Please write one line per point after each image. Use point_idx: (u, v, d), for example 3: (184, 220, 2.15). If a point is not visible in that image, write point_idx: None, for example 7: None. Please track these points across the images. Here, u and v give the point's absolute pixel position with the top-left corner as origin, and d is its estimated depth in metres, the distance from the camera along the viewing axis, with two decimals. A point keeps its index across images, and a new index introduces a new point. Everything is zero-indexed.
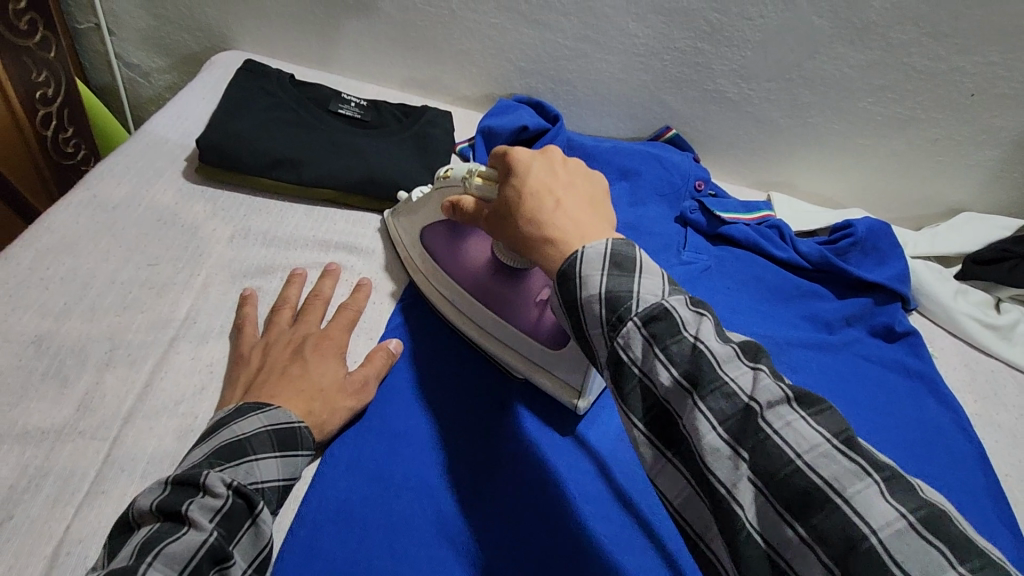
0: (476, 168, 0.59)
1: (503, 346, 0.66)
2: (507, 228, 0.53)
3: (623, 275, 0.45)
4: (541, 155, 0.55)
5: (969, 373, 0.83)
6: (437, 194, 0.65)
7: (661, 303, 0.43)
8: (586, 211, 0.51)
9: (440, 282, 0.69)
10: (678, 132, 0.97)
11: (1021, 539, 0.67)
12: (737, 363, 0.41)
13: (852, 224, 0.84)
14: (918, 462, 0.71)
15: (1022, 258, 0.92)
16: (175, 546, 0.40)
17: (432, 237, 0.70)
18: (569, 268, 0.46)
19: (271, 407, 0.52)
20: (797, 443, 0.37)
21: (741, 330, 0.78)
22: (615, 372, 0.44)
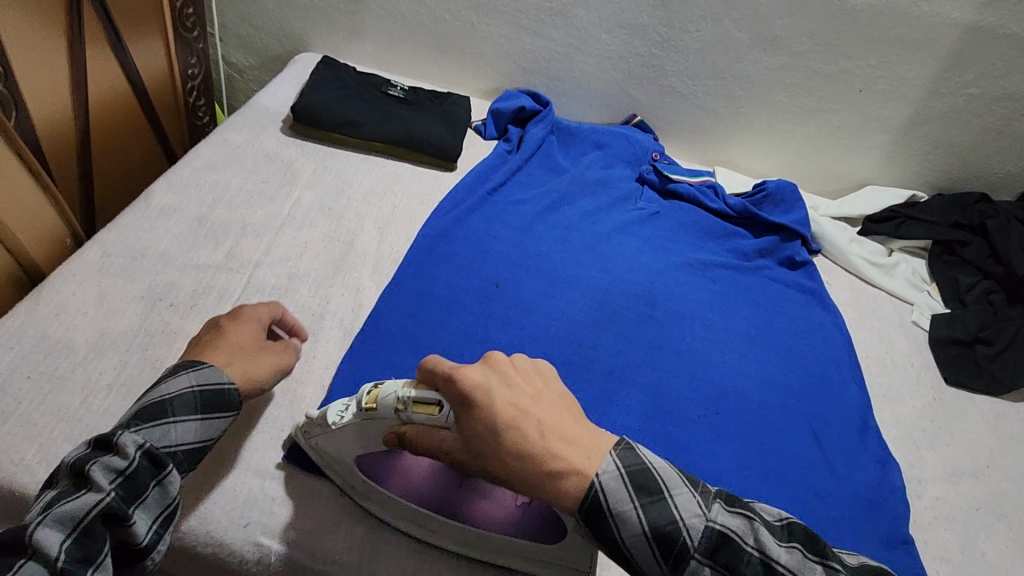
0: (406, 396, 0.59)
1: (493, 554, 0.64)
2: (491, 462, 0.55)
3: (654, 500, 0.52)
4: (491, 370, 0.58)
5: (854, 295, 1.10)
6: (363, 424, 0.62)
7: (710, 523, 0.51)
8: (561, 416, 0.56)
9: (394, 508, 0.65)
10: (642, 118, 1.26)
11: (865, 392, 0.92)
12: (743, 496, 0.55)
13: (765, 184, 1.14)
14: (798, 341, 0.97)
15: (907, 218, 1.19)
16: (74, 505, 0.51)
17: (370, 463, 0.67)
18: (595, 503, 0.51)
19: (204, 367, 0.64)
20: (816, 545, 0.52)
21: (676, 253, 1.06)
22: (664, 544, 0.50)
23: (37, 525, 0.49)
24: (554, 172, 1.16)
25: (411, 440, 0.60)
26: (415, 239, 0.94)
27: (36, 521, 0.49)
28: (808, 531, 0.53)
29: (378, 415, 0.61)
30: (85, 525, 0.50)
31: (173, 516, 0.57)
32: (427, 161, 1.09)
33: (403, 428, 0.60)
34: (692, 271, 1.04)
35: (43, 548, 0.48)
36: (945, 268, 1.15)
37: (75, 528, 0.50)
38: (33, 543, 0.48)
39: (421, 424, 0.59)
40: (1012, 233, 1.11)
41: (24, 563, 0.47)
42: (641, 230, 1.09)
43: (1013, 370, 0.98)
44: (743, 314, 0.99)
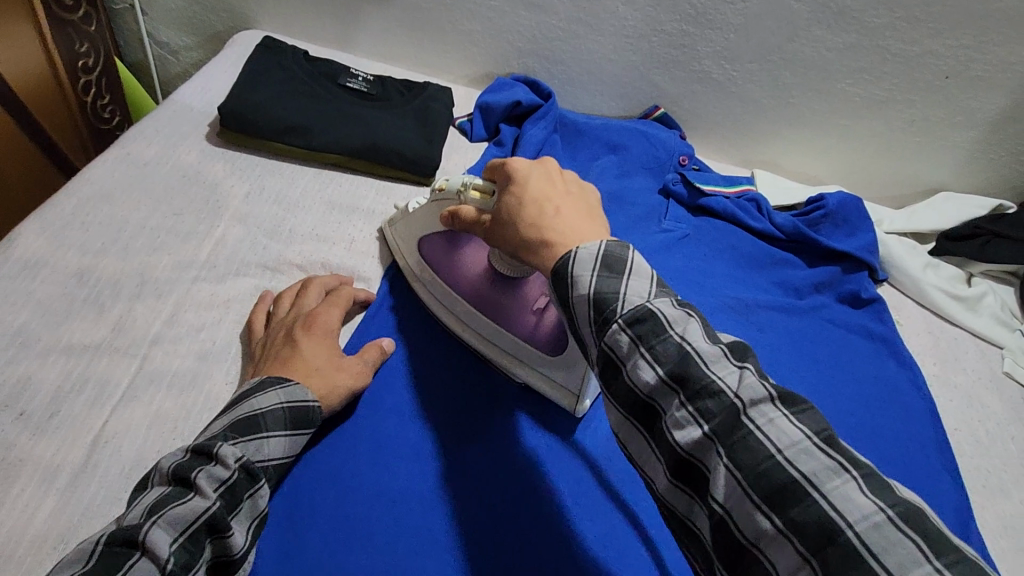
0: (471, 181, 0.61)
1: (503, 354, 0.68)
2: (503, 239, 0.53)
3: (611, 277, 0.45)
4: (539, 168, 0.55)
5: (932, 339, 0.88)
6: (434, 204, 0.68)
7: (646, 303, 0.43)
8: (581, 214, 0.51)
9: (439, 291, 0.71)
10: (666, 111, 1.03)
11: (961, 484, 0.71)
12: (772, 408, 0.38)
13: (824, 198, 0.91)
14: (871, 414, 0.76)
15: (993, 235, 0.96)
16: (180, 510, 0.45)
17: (431, 249, 0.71)
18: (594, 311, 0.44)
19: (289, 381, 0.56)
20: (848, 511, 0.34)
21: (711, 292, 0.85)
22: (639, 411, 0.43)
23: (150, 524, 0.43)
24: None
25: (463, 217, 0.59)
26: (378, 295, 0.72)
27: (148, 521, 0.43)
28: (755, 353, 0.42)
29: (446, 197, 0.65)
30: (191, 533, 0.44)
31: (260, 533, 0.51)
32: (396, 175, 0.85)
33: (464, 206, 0.60)
34: (731, 321, 0.83)
35: (153, 551, 0.42)
36: None
37: (184, 532, 0.44)
38: (143, 546, 0.42)
39: (476, 206, 0.60)
40: None
41: (131, 565, 0.41)
42: (667, 264, 0.87)
43: None
44: (797, 378, 0.79)
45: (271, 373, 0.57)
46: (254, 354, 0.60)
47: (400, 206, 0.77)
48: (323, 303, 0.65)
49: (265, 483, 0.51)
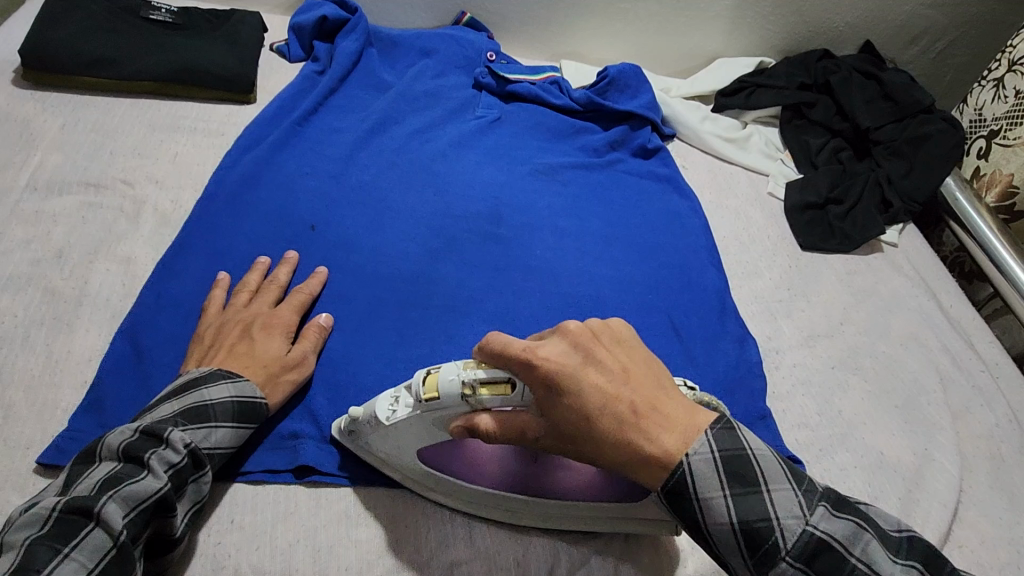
0: (475, 380, 0.50)
1: (573, 526, 0.60)
2: (581, 446, 0.49)
3: (740, 493, 0.48)
4: (571, 346, 0.49)
5: (710, 176, 1.06)
6: (422, 416, 0.54)
7: (790, 523, 0.47)
8: (684, 408, 0.50)
9: (460, 494, 0.59)
10: (473, 16, 1.12)
11: (723, 273, 0.89)
12: (902, 570, 0.46)
13: (606, 70, 1.05)
14: (656, 235, 0.92)
15: (755, 86, 1.15)
16: (133, 487, 0.48)
17: (436, 456, 0.58)
18: (679, 486, 0.48)
19: (241, 378, 0.60)
20: (820, 518, 0.47)
21: (523, 160, 0.97)
22: (695, 511, 0.48)
23: (105, 499, 0.47)
24: (376, 91, 1.01)
25: (484, 429, 0.51)
26: (205, 194, 0.78)
27: (103, 495, 0.47)
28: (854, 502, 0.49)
29: (441, 407, 0.52)
30: (141, 510, 0.48)
31: (201, 512, 0.54)
32: (214, 95, 0.91)
33: (477, 416, 0.51)
34: (539, 181, 0.95)
35: (106, 524, 0.46)
36: (796, 132, 1.13)
37: (134, 508, 0.48)
38: (97, 517, 0.46)
39: (493, 407, 0.51)
40: (853, 88, 1.12)
41: (85, 535, 0.46)
42: (482, 143, 0.98)
43: (862, 226, 1.00)
44: (596, 214, 0.93)
45: (222, 365, 0.60)
46: (201, 340, 0.64)
47: (352, 411, 0.59)
48: (280, 306, 0.69)
49: (209, 471, 0.54)
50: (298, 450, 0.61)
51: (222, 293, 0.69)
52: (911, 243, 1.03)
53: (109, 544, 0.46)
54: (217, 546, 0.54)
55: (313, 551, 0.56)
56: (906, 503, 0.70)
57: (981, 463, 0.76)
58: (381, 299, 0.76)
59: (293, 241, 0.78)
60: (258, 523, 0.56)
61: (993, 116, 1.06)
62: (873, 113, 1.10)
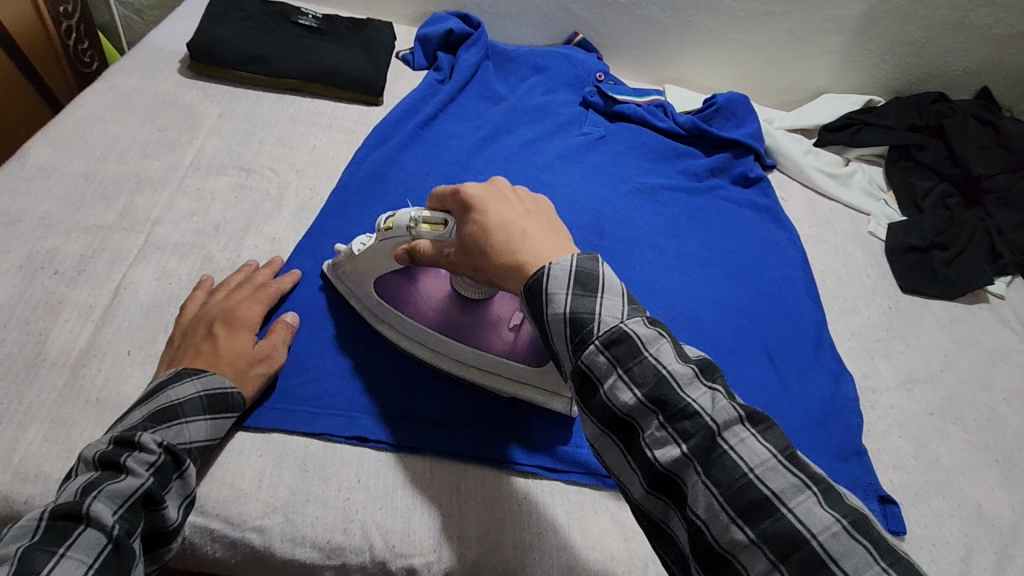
0: (417, 215, 0.61)
1: (514, 386, 0.69)
2: (481, 261, 0.56)
3: (584, 294, 0.49)
4: (492, 190, 0.58)
5: (810, 209, 1.06)
6: (383, 243, 0.66)
7: (621, 324, 0.47)
8: (546, 232, 0.56)
9: (408, 327, 0.71)
10: (584, 37, 1.17)
11: (819, 306, 0.90)
12: (740, 428, 0.43)
13: (714, 97, 1.08)
14: (753, 262, 0.94)
15: (863, 124, 1.14)
16: (117, 485, 0.49)
17: (388, 289, 0.71)
18: (539, 283, 0.50)
19: (206, 372, 0.60)
20: (714, 411, 0.44)
21: (625, 179, 1.01)
22: (608, 422, 0.47)
23: (92, 499, 0.47)
24: (490, 102, 1.07)
25: (422, 251, 0.61)
26: (338, 186, 0.86)
27: (87, 497, 0.47)
28: (721, 371, 0.47)
29: (394, 236, 0.64)
30: (130, 505, 0.49)
31: (191, 503, 0.55)
32: (349, 96, 0.99)
33: (416, 243, 0.62)
34: (642, 201, 0.98)
35: (97, 522, 0.46)
36: (902, 173, 1.11)
37: (123, 504, 0.48)
38: (86, 517, 0.46)
39: (433, 238, 0.61)
40: (968, 134, 1.09)
41: (80, 535, 0.46)
42: (588, 158, 1.03)
43: (968, 274, 0.97)
44: (695, 237, 0.95)
45: (189, 363, 0.60)
46: (172, 341, 0.64)
47: (339, 247, 0.73)
48: (245, 297, 0.68)
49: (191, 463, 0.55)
50: (414, 431, 0.66)
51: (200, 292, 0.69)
52: (1020, 297, 1.00)
53: (104, 540, 0.46)
54: (348, 501, 0.60)
55: (429, 518, 0.60)
56: (1005, 556, 0.68)
57: None
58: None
59: None
60: (381, 485, 0.61)
61: None
62: (989, 161, 1.08)
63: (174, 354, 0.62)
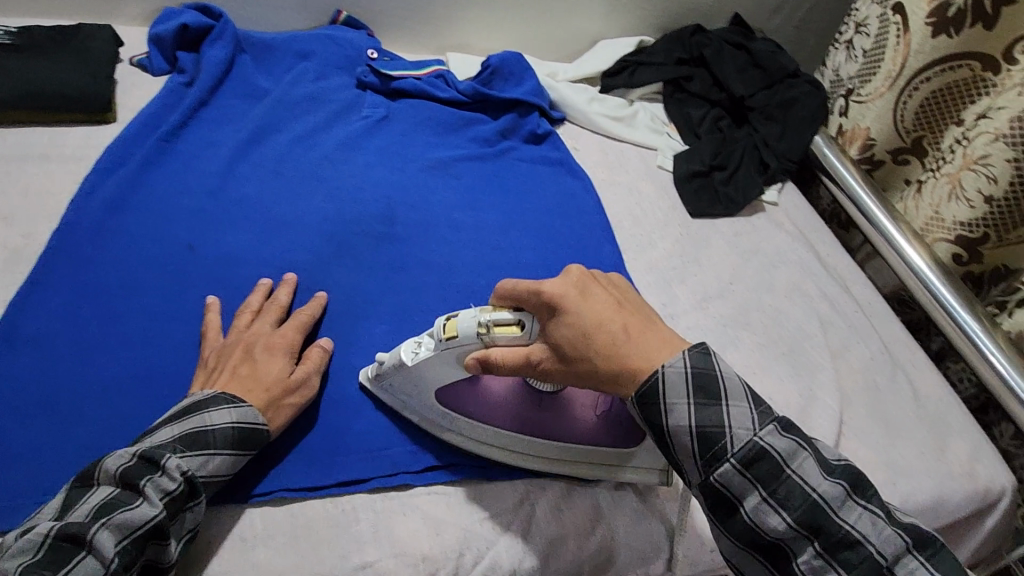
0: (489, 319, 0.60)
1: (576, 467, 0.68)
2: (578, 366, 0.58)
3: (707, 405, 0.54)
4: (571, 283, 0.59)
5: (602, 154, 1.10)
6: (445, 352, 0.64)
7: (757, 439, 0.53)
8: (653, 343, 0.58)
9: (483, 438, 0.68)
10: (349, 14, 1.10)
11: (617, 247, 0.93)
12: (853, 503, 0.52)
13: (488, 60, 1.07)
14: (552, 218, 0.95)
15: (636, 65, 1.20)
16: (129, 515, 0.52)
17: (452, 399, 0.68)
18: (652, 391, 0.55)
19: (243, 403, 0.63)
20: (829, 495, 0.52)
21: (413, 158, 0.97)
22: (711, 498, 0.54)
23: (99, 527, 0.50)
24: (252, 98, 0.98)
25: (495, 360, 0.61)
26: (59, 228, 0.74)
27: (97, 522, 0.50)
28: (802, 431, 0.55)
29: (460, 344, 0.62)
30: (135, 537, 0.51)
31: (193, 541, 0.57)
32: (68, 118, 0.85)
33: (489, 350, 0.61)
34: (432, 177, 0.95)
35: (98, 552, 0.49)
36: (679, 106, 1.18)
37: (127, 537, 0.51)
38: (90, 545, 0.50)
39: (507, 343, 0.61)
40: (725, 59, 1.18)
41: (80, 559, 0.49)
42: (371, 143, 0.97)
43: (743, 189, 1.06)
44: (492, 204, 0.95)
45: (225, 388, 0.64)
46: (207, 365, 0.68)
47: (380, 356, 0.69)
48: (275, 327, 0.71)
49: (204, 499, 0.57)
50: None
51: (217, 317, 0.72)
52: (790, 200, 1.10)
53: (100, 572, 0.49)
54: None
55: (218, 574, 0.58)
56: None
57: (859, 395, 0.82)
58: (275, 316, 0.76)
59: (161, 267, 0.76)
60: None
61: (848, 75, 1.10)
62: (747, 81, 1.17)
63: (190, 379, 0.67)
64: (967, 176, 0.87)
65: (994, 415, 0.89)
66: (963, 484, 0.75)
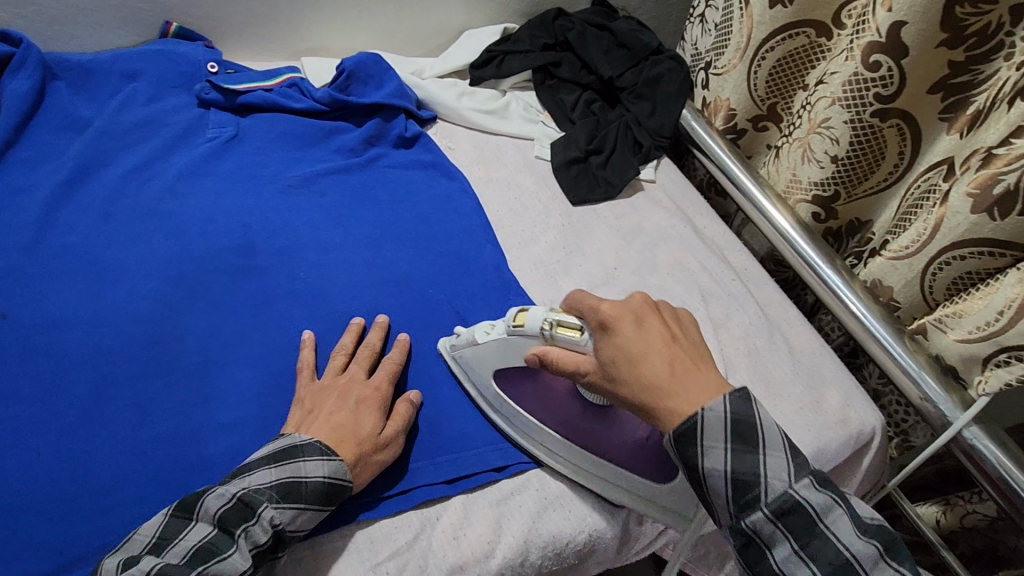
0: (552, 317, 0.66)
1: (608, 490, 0.71)
2: (623, 389, 0.60)
3: (745, 452, 0.55)
4: (627, 309, 0.62)
5: (478, 150, 1.08)
6: (508, 338, 0.70)
7: (790, 490, 0.54)
8: (698, 389, 0.58)
9: (522, 427, 0.73)
10: (180, 24, 0.99)
11: (498, 247, 0.92)
12: (886, 568, 0.52)
13: (341, 63, 1.00)
14: (428, 226, 0.92)
15: (504, 53, 1.17)
16: (221, 565, 0.54)
17: (511, 382, 0.74)
18: (688, 431, 0.56)
19: (336, 455, 0.64)
20: (857, 553, 0.52)
21: (270, 179, 0.91)
22: (739, 538, 0.55)
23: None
24: (72, 130, 0.89)
25: (551, 357, 0.66)
26: None
27: (196, 569, 0.53)
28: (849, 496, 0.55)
29: (524, 332, 0.68)
30: None
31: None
32: None
33: (549, 347, 0.66)
34: (293, 199, 0.90)
35: None
36: (551, 92, 1.17)
37: None
38: None
39: (568, 345, 0.65)
40: (589, 41, 1.18)
41: None
42: (220, 168, 0.90)
43: (620, 169, 1.06)
44: (362, 218, 0.91)
45: (319, 436, 0.65)
46: (304, 407, 0.70)
47: (459, 330, 0.77)
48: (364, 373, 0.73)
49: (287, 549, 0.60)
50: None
51: (310, 355, 0.75)
52: (666, 176, 1.12)
53: None
54: None
55: None
56: None
57: (741, 361, 0.86)
58: (121, 375, 0.71)
59: None
60: None
61: (705, 48, 1.13)
62: (613, 61, 1.17)
63: (289, 419, 0.69)
64: (814, 139, 0.92)
65: (862, 358, 0.95)
66: (839, 431, 0.80)
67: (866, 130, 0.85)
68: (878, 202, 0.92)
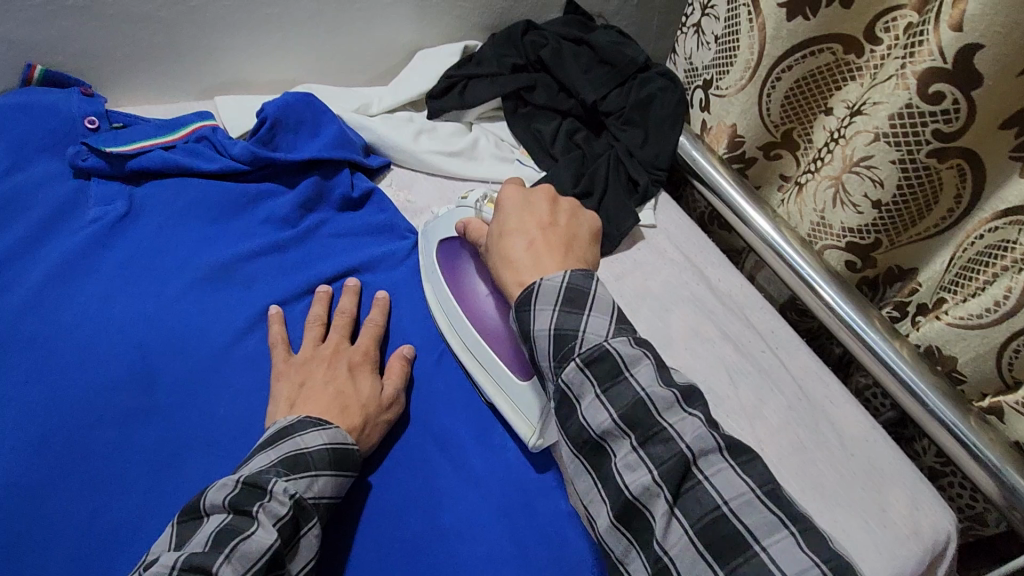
0: (489, 194, 0.75)
1: (493, 396, 0.71)
2: (493, 247, 0.66)
3: (572, 312, 0.57)
4: (539, 204, 0.68)
5: (445, 204, 0.90)
6: (452, 213, 0.78)
7: (642, 390, 0.52)
8: (556, 259, 0.62)
9: (441, 320, 0.77)
10: (46, 67, 0.79)
11: None
12: (779, 533, 0.46)
13: (263, 109, 0.81)
14: (378, 309, 0.78)
15: (466, 78, 0.98)
16: (247, 544, 0.48)
17: (445, 252, 0.78)
18: (529, 294, 0.59)
19: (330, 425, 0.62)
20: (742, 513, 0.48)
21: (183, 266, 0.75)
22: (585, 450, 0.54)
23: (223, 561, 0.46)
24: None
25: (472, 227, 0.72)
26: None
27: (221, 554, 0.46)
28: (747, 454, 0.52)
29: (461, 209, 0.77)
30: (261, 569, 0.47)
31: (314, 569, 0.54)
32: None
33: (473, 219, 0.72)
34: (213, 291, 0.75)
35: None
36: (525, 122, 0.98)
37: (251, 568, 0.47)
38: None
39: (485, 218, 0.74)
40: (566, 58, 0.99)
41: None
42: (111, 258, 0.74)
43: (616, 219, 0.89)
44: (297, 306, 0.77)
45: (308, 414, 0.62)
46: (290, 373, 0.69)
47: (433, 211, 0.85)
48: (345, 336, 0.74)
49: (317, 520, 0.55)
50: None
51: (279, 330, 0.73)
52: (667, 218, 0.95)
53: None
54: None
55: None
56: None
57: (786, 461, 0.71)
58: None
59: None
60: None
61: (702, 64, 0.96)
62: (596, 82, 0.99)
63: (278, 392, 0.67)
64: (850, 180, 0.76)
65: (913, 430, 0.82)
66: (913, 546, 0.66)
67: (918, 172, 0.70)
68: (927, 250, 0.77)
